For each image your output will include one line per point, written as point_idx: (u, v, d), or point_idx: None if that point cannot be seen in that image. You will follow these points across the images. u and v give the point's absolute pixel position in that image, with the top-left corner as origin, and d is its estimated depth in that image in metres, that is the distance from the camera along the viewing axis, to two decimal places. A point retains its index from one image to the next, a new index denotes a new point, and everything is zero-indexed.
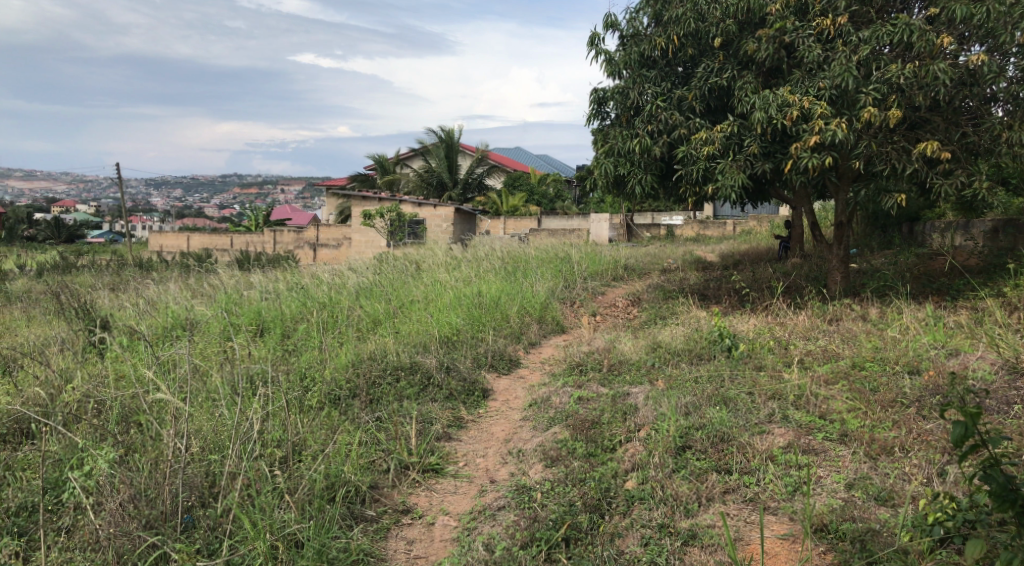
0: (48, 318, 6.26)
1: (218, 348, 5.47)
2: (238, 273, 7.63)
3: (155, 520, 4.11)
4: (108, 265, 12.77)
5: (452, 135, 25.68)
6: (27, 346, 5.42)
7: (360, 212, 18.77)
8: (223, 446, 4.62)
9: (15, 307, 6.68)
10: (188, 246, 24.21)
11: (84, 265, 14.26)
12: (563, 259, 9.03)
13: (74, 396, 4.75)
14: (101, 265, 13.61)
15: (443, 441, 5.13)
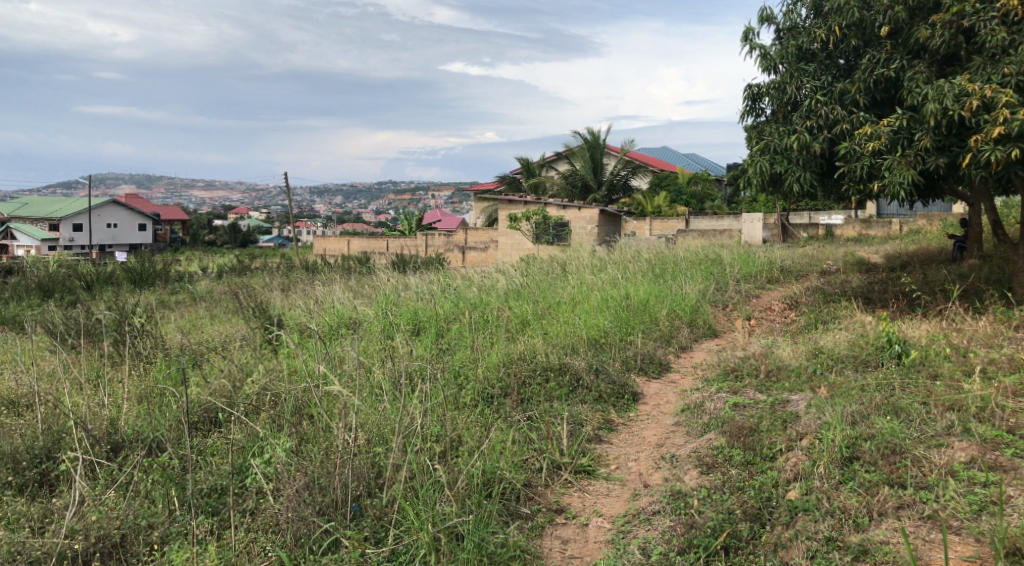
0: (229, 318, 6.82)
1: (380, 346, 5.75)
2: (395, 274, 7.98)
3: (328, 507, 4.37)
4: (281, 266, 14.75)
5: (599, 136, 25.75)
6: (213, 342, 5.92)
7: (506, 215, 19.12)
8: (387, 439, 4.87)
9: (202, 305, 7.33)
10: (347, 250, 25.73)
11: (261, 266, 15.47)
12: (713, 261, 8.83)
13: (254, 388, 5.16)
14: (278, 267, 14.72)
15: (594, 443, 5.14)
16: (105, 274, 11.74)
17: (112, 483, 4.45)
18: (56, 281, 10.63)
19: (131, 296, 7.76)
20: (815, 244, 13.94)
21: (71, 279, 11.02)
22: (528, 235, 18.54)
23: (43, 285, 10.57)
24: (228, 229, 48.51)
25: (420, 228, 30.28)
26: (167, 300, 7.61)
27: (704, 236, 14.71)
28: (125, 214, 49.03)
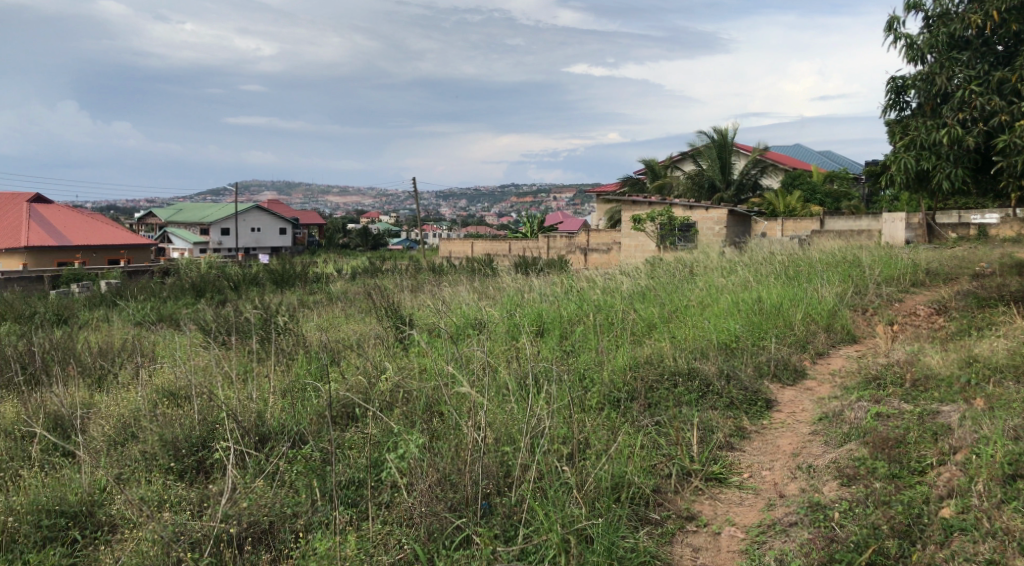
0: (362, 318, 7.12)
1: (507, 348, 5.82)
2: (520, 276, 8.07)
3: (459, 504, 4.47)
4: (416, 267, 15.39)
5: (727, 135, 25.14)
6: (348, 340, 6.19)
7: (631, 217, 19.05)
8: (515, 439, 4.91)
9: (337, 304, 7.68)
10: (471, 251, 26.37)
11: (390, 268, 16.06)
12: (851, 263, 8.42)
13: (387, 385, 5.36)
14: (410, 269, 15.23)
15: (725, 450, 5.00)
16: (251, 274, 12.53)
17: (261, 472, 4.73)
18: (208, 282, 11.47)
19: (274, 296, 8.24)
20: (966, 245, 12.99)
21: (222, 280, 11.86)
22: (652, 236, 18.34)
23: (196, 286, 11.41)
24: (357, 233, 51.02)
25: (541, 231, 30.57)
26: (306, 299, 8.04)
27: (843, 237, 14.06)
28: (268, 219, 52.19)
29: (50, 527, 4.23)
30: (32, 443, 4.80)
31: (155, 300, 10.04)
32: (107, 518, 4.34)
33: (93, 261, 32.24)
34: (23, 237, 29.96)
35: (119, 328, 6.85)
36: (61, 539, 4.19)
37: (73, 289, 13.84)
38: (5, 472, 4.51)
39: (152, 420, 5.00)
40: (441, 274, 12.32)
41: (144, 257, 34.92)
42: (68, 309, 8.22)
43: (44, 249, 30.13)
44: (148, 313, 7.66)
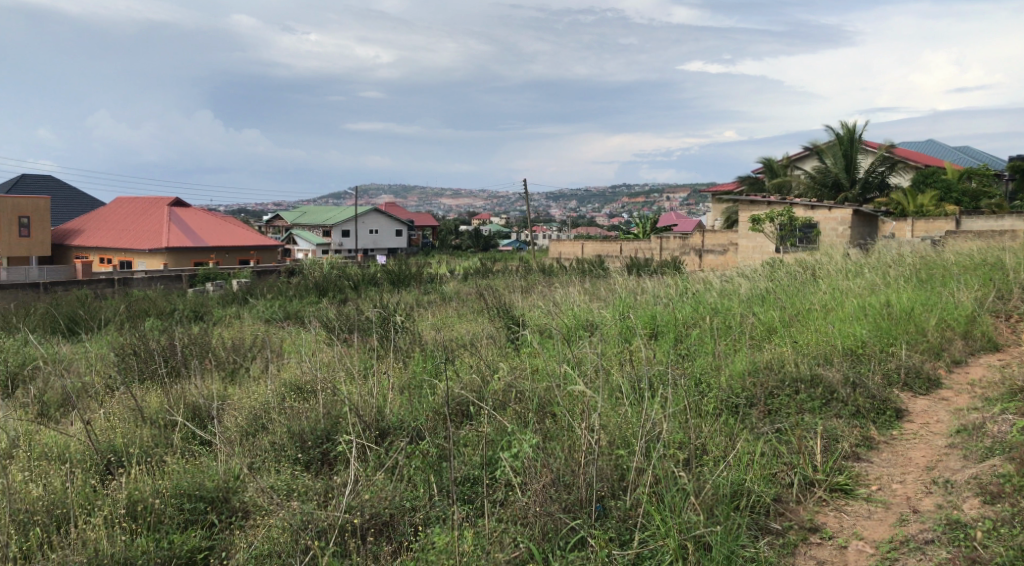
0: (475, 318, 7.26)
1: (620, 350, 5.79)
2: (632, 277, 8.02)
3: (573, 505, 4.46)
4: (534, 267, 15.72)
5: (854, 132, 24.02)
6: (463, 339, 6.32)
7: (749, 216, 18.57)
8: (629, 442, 4.87)
9: (452, 304, 7.85)
10: (582, 251, 26.68)
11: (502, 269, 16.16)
12: (992, 266, 7.86)
13: (501, 385, 5.44)
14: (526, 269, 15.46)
15: (851, 461, 4.78)
16: (369, 275, 13.00)
17: (381, 466, 4.89)
18: (331, 281, 12.01)
19: (392, 295, 8.53)
20: None
21: (342, 279, 12.42)
22: (772, 237, 17.79)
23: (318, 286, 11.95)
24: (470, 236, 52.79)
25: (653, 231, 30.39)
26: (421, 299, 8.27)
27: (985, 238, 13.18)
28: (385, 221, 54.07)
29: (191, 510, 4.51)
30: (175, 431, 5.13)
31: (281, 298, 10.60)
32: (241, 504, 4.60)
33: (224, 261, 34.34)
34: (164, 238, 32.32)
35: (249, 325, 7.26)
36: (201, 522, 4.47)
37: (209, 287, 14.82)
38: (151, 457, 4.84)
39: (281, 413, 5.27)
40: (553, 275, 12.36)
41: (270, 258, 36.89)
42: (205, 306, 8.79)
43: (182, 249, 32.41)
44: (276, 310, 8.08)
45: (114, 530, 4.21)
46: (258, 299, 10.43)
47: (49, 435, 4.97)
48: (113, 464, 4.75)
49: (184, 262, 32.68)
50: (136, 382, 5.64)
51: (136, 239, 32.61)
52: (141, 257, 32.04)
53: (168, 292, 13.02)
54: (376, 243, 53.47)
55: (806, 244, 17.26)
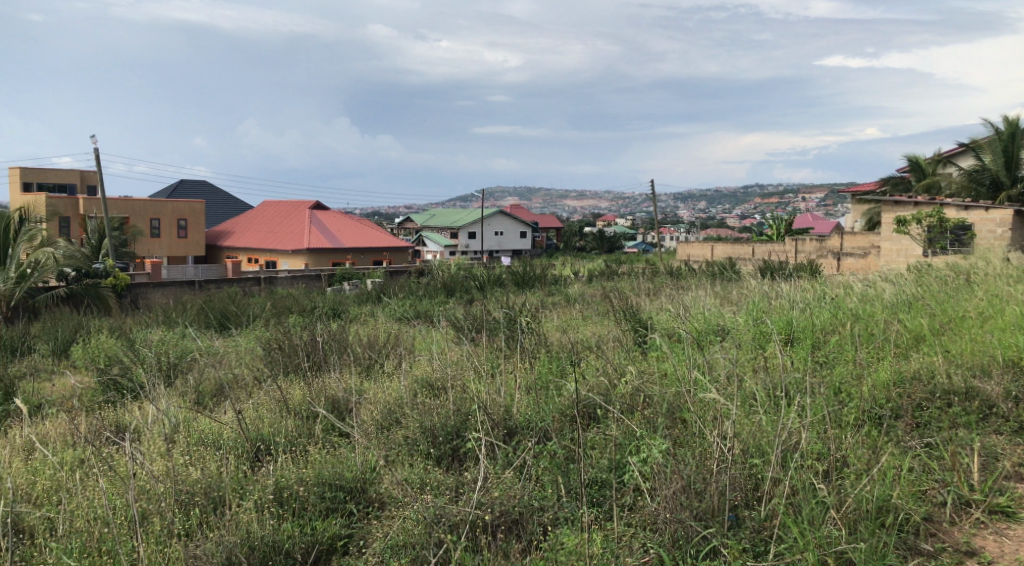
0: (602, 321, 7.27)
1: (754, 356, 5.63)
2: (765, 281, 7.80)
3: (705, 513, 4.33)
4: (667, 270, 15.71)
5: (1018, 125, 22.29)
6: (589, 341, 6.34)
7: (893, 218, 17.72)
8: (764, 451, 4.72)
9: (578, 306, 7.87)
10: (712, 255, 26.71)
11: (629, 271, 16.05)
12: None
13: (629, 388, 5.40)
14: (661, 270, 15.47)
15: (1013, 481, 4.41)
16: (495, 276, 13.24)
17: (509, 464, 4.95)
18: (458, 282, 12.36)
19: (517, 296, 8.70)
20: None
21: (469, 280, 12.74)
22: (919, 239, 16.74)
23: (446, 287, 12.29)
24: (596, 239, 53.91)
25: (786, 233, 29.42)
26: (547, 301, 8.34)
27: None
28: (511, 224, 55.15)
29: (332, 499, 4.73)
30: (316, 422, 5.40)
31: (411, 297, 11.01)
32: (377, 495, 4.78)
33: (360, 261, 35.83)
34: (306, 239, 34.25)
35: (382, 322, 7.56)
36: (340, 511, 4.67)
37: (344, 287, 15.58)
38: (296, 446, 5.12)
39: (413, 408, 5.44)
40: (681, 278, 12.11)
41: (405, 259, 38.12)
42: (341, 304, 9.25)
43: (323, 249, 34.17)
44: (407, 308, 8.37)
45: (264, 514, 4.47)
46: (389, 298, 10.85)
47: (205, 422, 5.36)
48: (262, 451, 5.06)
49: (324, 262, 34.42)
50: (280, 374, 5.99)
51: (279, 241, 34.65)
52: (285, 257, 34.08)
53: (305, 290, 13.80)
54: (500, 245, 54.46)
55: (958, 247, 16.20)
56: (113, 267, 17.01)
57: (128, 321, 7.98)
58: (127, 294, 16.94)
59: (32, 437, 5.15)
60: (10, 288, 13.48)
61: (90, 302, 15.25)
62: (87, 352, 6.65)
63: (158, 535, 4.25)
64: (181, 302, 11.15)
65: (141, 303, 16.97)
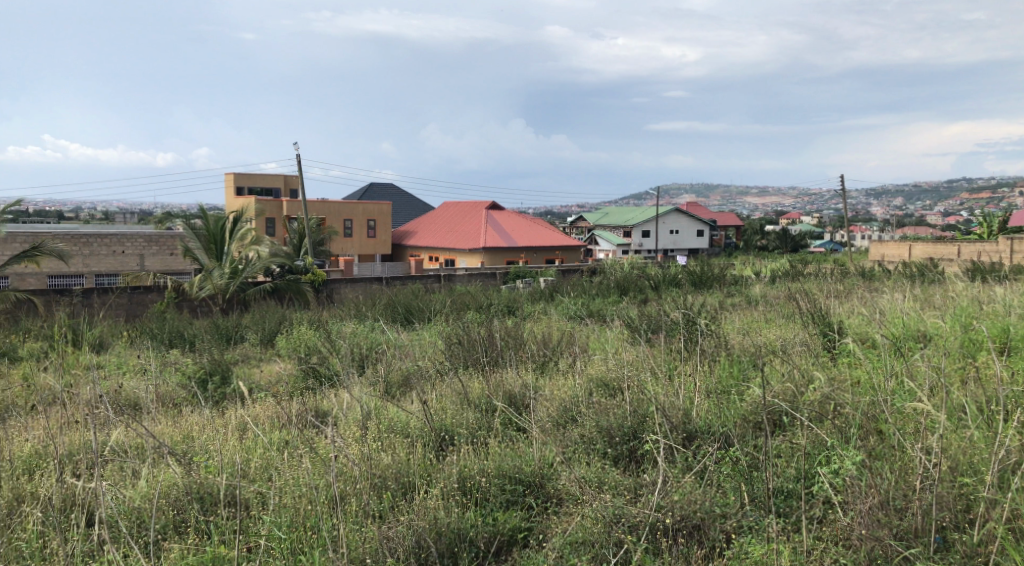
0: (786, 324, 6.98)
1: (962, 366, 5.17)
2: (977, 285, 7.14)
3: (906, 533, 3.99)
4: (862, 270, 14.73)
5: None
6: (773, 344, 6.10)
7: None
8: (976, 470, 4.30)
9: (760, 308, 7.61)
10: (908, 255, 25.77)
11: (814, 272, 15.26)
12: None
13: (817, 395, 5.12)
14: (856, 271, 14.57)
15: None
16: (671, 275, 13.06)
17: (689, 469, 4.84)
18: (632, 282, 12.34)
19: (694, 296, 8.54)
20: None
21: (643, 280, 12.67)
22: None
23: (619, 287, 12.27)
24: (779, 236, 52.56)
25: (1000, 233, 26.64)
26: (726, 302, 8.13)
27: None
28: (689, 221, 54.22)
29: (512, 491, 4.86)
30: (495, 416, 5.56)
31: (584, 296, 11.13)
32: (555, 491, 4.85)
33: (534, 260, 36.58)
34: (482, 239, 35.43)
35: (556, 320, 7.70)
36: (520, 504, 4.78)
37: (515, 286, 15.99)
38: (477, 438, 5.29)
39: (590, 407, 5.47)
40: (875, 280, 11.35)
41: (575, 259, 38.61)
42: (516, 301, 9.50)
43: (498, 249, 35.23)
44: (581, 307, 8.45)
45: (449, 501, 4.66)
46: (562, 296, 11.06)
47: (394, 411, 5.67)
48: (445, 441, 5.28)
49: (499, 262, 35.49)
50: (460, 368, 6.23)
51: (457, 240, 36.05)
52: (462, 254, 35.46)
53: (480, 288, 14.28)
54: (676, 243, 53.81)
55: None
56: (312, 264, 18.44)
57: (324, 313, 8.63)
58: (323, 290, 18.09)
59: (245, 417, 5.68)
60: (226, 282, 15.28)
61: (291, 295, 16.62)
62: (290, 342, 7.29)
63: (356, 515, 4.54)
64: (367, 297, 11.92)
65: (336, 297, 18.10)
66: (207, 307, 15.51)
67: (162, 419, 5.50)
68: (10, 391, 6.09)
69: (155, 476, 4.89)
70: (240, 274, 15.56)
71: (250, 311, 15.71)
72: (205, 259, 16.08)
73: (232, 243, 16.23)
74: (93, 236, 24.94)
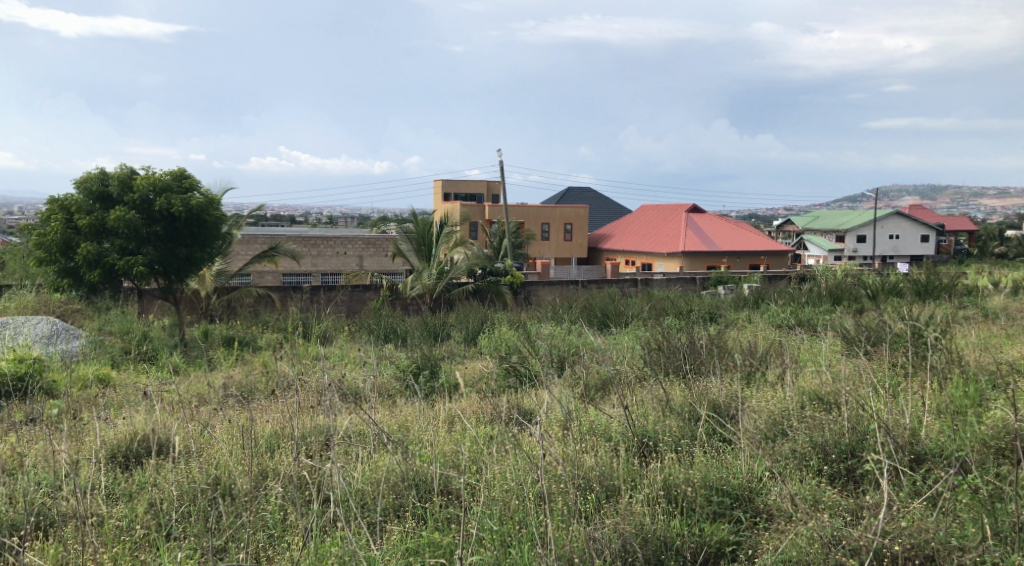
0: None
1: None
2: None
3: None
4: None
5: None
6: (1018, 365, 5.51)
7: None
8: None
9: (1001, 324, 6.92)
10: None
11: None
12: None
13: None
14: None
15: None
16: (891, 284, 12.16)
17: (917, 494, 4.45)
18: (845, 290, 11.67)
19: (919, 307, 7.92)
20: None
21: (858, 288, 11.91)
22: None
23: (831, 296, 11.60)
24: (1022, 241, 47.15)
25: None
26: (956, 314, 7.48)
27: None
28: (907, 224, 49.93)
29: (719, 503, 4.72)
30: (698, 425, 5.47)
31: (792, 305, 10.70)
32: (765, 506, 4.65)
33: (737, 263, 34.70)
34: (682, 241, 34.86)
35: (762, 328, 7.47)
36: (728, 516, 4.63)
37: (716, 293, 15.51)
38: (681, 446, 5.22)
39: (802, 421, 5.24)
40: None
41: (783, 264, 35.85)
42: (718, 308, 9.27)
43: (699, 253, 34.37)
44: (788, 316, 8.12)
45: (654, 508, 4.62)
46: (769, 305, 10.72)
47: (595, 414, 5.75)
48: (648, 448, 5.27)
49: (698, 266, 34.60)
50: (662, 376, 6.20)
51: (660, 243, 35.75)
52: (660, 258, 35.17)
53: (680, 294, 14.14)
54: (896, 248, 49.88)
55: None
56: (511, 265, 18.85)
57: (524, 314, 8.90)
58: (523, 291, 18.75)
59: (453, 411, 6.00)
60: (434, 282, 16.11)
61: (492, 296, 17.27)
62: (492, 341, 7.61)
63: (562, 514, 4.61)
64: (562, 301, 12.16)
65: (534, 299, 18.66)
66: (417, 306, 16.50)
67: (381, 410, 5.94)
68: (251, 377, 6.84)
69: (375, 461, 5.26)
70: (447, 275, 16.35)
71: (454, 310, 16.52)
72: (415, 262, 17.01)
73: (441, 245, 17.09)
74: (318, 240, 27.30)
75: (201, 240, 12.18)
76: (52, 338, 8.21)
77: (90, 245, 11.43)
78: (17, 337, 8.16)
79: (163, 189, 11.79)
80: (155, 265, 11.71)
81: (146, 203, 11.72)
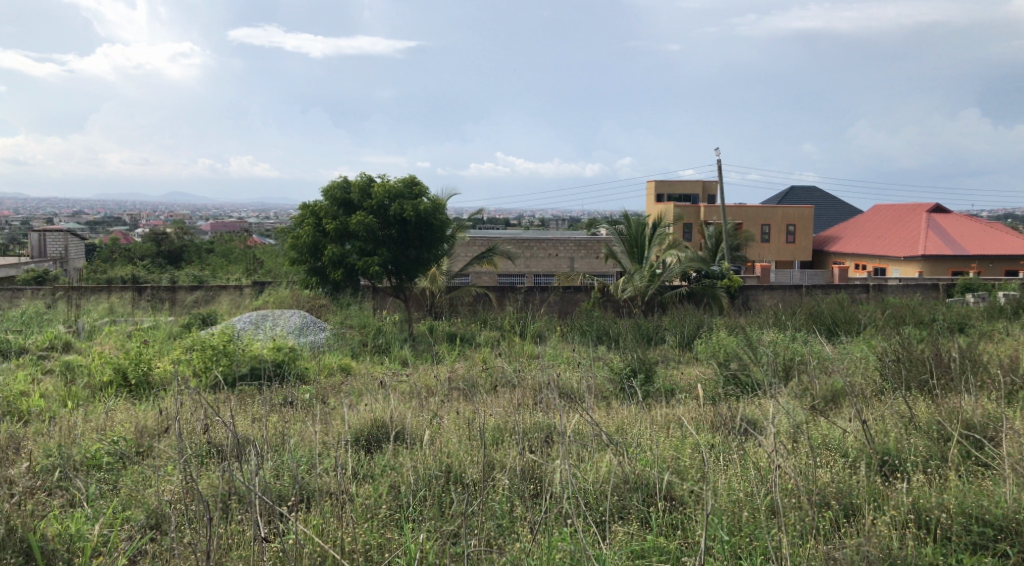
0: None
1: None
2: None
3: None
4: None
5: None
6: None
7: None
8: None
9: None
10: None
11: None
12: None
13: None
14: None
15: None
16: None
17: None
18: None
19: None
20: None
21: None
22: None
23: None
24: None
25: None
26: None
27: None
28: None
29: (980, 534, 4.22)
30: (949, 447, 4.98)
31: None
32: None
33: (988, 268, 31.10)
34: (922, 245, 31.88)
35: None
36: (992, 550, 4.13)
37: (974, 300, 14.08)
38: (932, 469, 4.77)
39: None
40: None
41: None
42: (966, 318, 8.38)
43: (942, 257, 31.30)
44: None
45: (904, 533, 4.24)
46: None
47: (827, 427, 5.43)
48: (890, 467, 4.88)
49: (942, 270, 31.56)
50: (903, 392, 5.73)
51: (895, 246, 32.96)
52: (895, 262, 32.42)
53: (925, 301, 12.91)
54: None
55: None
56: (727, 268, 18.24)
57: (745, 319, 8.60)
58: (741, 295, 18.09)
59: (673, 416, 5.92)
60: (646, 285, 15.89)
61: (707, 300, 16.77)
62: (709, 347, 7.44)
63: (800, 529, 4.35)
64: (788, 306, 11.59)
65: (754, 304, 17.94)
66: (627, 308, 16.43)
67: (600, 411, 6.00)
68: (472, 372, 7.21)
69: (596, 460, 5.30)
70: (657, 278, 16.15)
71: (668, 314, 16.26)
72: (630, 262, 16.96)
73: (652, 247, 16.88)
74: (531, 241, 28.18)
75: (429, 243, 13.02)
76: (303, 330, 9.20)
77: (335, 247, 12.53)
78: (275, 328, 9.20)
79: (397, 195, 12.71)
80: (388, 265, 12.65)
81: (382, 208, 12.70)
